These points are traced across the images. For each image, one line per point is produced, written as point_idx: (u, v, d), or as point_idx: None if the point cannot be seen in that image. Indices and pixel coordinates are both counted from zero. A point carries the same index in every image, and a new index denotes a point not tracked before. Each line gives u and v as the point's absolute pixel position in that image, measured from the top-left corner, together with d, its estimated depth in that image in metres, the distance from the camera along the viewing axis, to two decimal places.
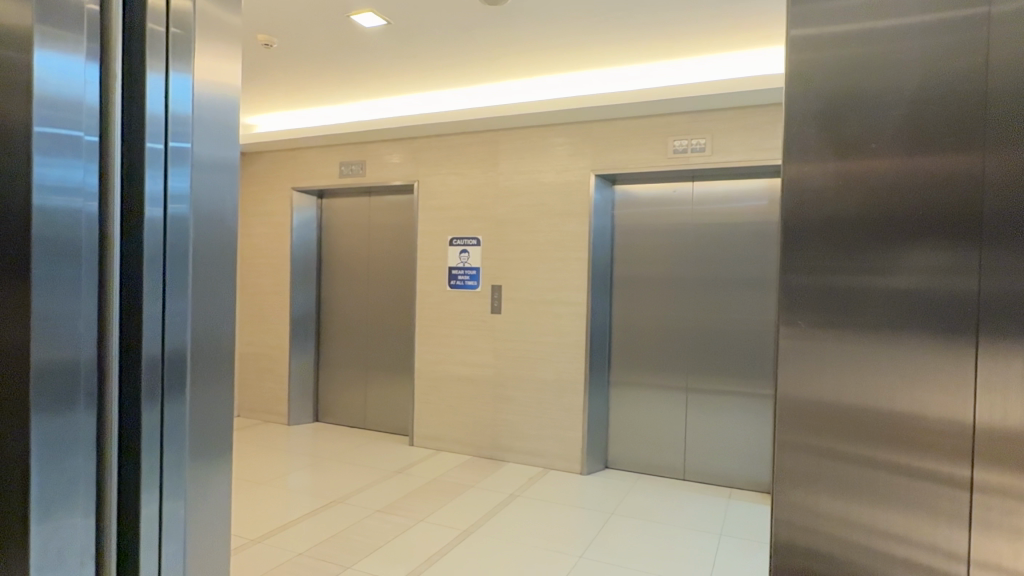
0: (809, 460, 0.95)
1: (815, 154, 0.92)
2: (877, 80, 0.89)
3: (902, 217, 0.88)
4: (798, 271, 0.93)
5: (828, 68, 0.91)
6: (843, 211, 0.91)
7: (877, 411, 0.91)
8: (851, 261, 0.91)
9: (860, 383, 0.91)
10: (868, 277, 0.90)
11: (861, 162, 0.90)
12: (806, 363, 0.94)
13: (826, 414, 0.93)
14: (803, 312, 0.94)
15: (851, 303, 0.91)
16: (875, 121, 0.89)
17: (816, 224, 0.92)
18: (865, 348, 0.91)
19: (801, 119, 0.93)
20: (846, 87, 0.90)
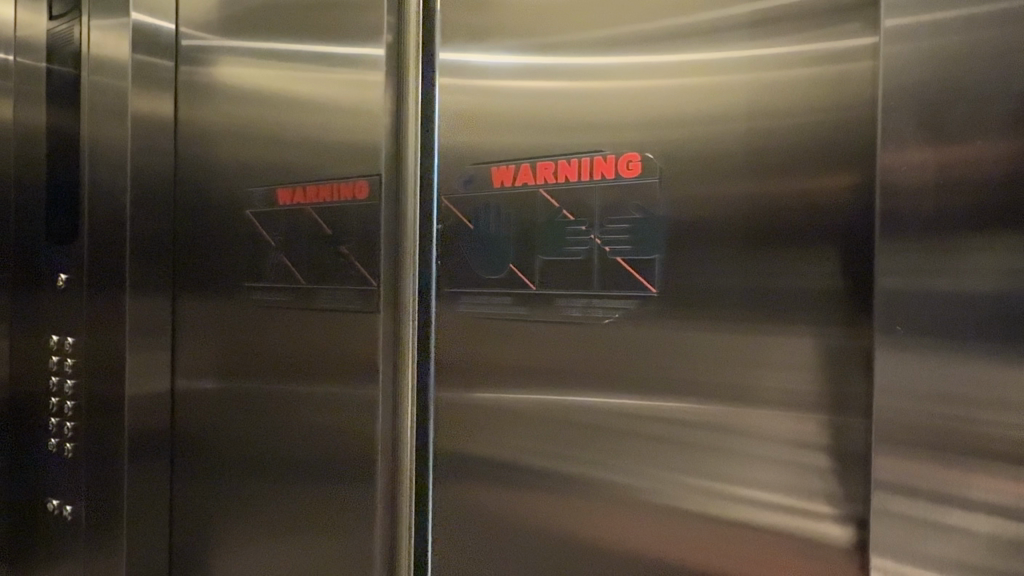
0: (897, 518, 0.70)
1: (909, 127, 0.70)
2: (1008, 37, 0.66)
3: (1003, 195, 0.66)
4: (891, 272, 0.70)
5: (934, 32, 0.69)
6: (941, 195, 0.68)
7: (977, 455, 0.67)
8: (949, 260, 0.68)
9: (959, 419, 0.67)
10: (972, 282, 0.67)
11: (962, 131, 0.68)
12: (890, 390, 0.71)
13: (918, 458, 0.69)
14: (898, 325, 0.70)
15: (942, 311, 0.68)
16: (999, 91, 0.66)
17: (911, 212, 0.70)
18: (969, 377, 0.67)
19: (889, 85, 0.72)
20: (940, 45, 0.69)
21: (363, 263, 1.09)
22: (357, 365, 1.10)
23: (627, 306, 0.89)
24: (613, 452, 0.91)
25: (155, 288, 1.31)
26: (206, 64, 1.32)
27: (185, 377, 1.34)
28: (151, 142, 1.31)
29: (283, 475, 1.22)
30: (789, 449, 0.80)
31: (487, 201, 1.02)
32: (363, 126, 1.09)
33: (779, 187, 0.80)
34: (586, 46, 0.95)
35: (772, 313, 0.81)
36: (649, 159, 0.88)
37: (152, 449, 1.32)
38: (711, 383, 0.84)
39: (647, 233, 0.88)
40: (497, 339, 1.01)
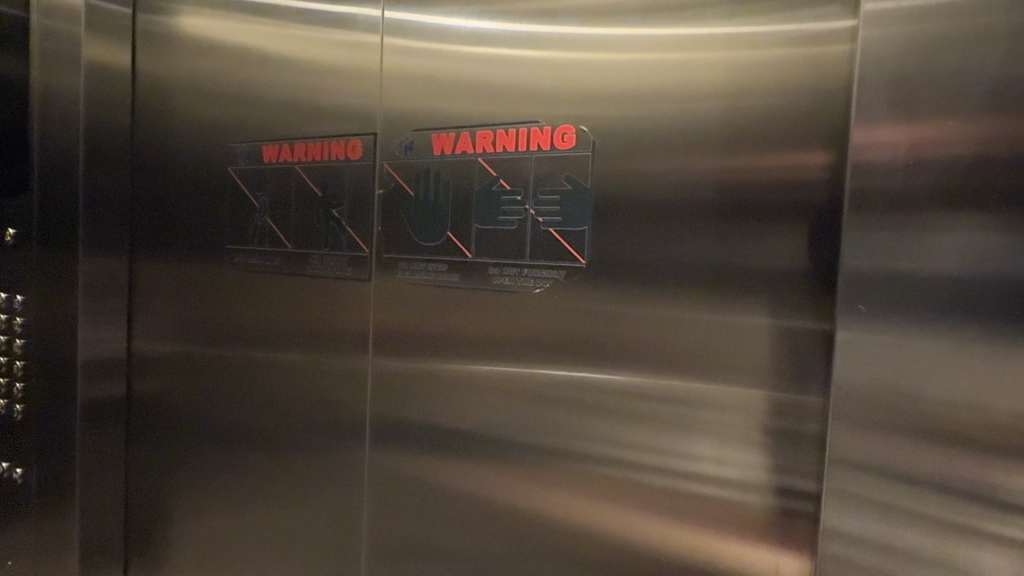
0: (848, 490, 0.73)
1: (882, 109, 0.71)
2: (980, 26, 0.66)
3: (966, 180, 0.67)
4: (858, 252, 0.71)
5: (912, 17, 0.69)
6: (910, 177, 0.69)
7: (925, 431, 0.69)
8: (912, 242, 0.69)
9: (910, 396, 0.70)
10: (932, 264, 0.68)
11: (933, 114, 0.68)
12: (846, 368, 0.72)
13: (870, 434, 0.71)
14: (860, 305, 0.72)
15: (902, 292, 0.70)
16: (969, 77, 0.67)
17: (880, 193, 0.70)
18: (923, 357, 0.69)
19: (865, 68, 0.72)
20: (915, 29, 0.69)
21: (340, 228, 1.06)
22: (343, 332, 1.08)
23: (558, 278, 0.90)
24: (571, 422, 0.91)
25: (110, 245, 1.27)
26: (167, 13, 1.25)
27: (143, 340, 1.30)
28: (104, 91, 1.24)
29: (243, 440, 1.20)
30: (745, 423, 0.82)
31: (424, 167, 0.99)
32: (353, 86, 1.06)
33: (751, 166, 0.80)
34: (564, 14, 0.92)
35: (734, 290, 0.81)
36: (584, 133, 0.89)
37: (109, 411, 1.28)
38: (670, 355, 0.85)
39: (577, 205, 0.88)
40: (431, 306, 1.00)
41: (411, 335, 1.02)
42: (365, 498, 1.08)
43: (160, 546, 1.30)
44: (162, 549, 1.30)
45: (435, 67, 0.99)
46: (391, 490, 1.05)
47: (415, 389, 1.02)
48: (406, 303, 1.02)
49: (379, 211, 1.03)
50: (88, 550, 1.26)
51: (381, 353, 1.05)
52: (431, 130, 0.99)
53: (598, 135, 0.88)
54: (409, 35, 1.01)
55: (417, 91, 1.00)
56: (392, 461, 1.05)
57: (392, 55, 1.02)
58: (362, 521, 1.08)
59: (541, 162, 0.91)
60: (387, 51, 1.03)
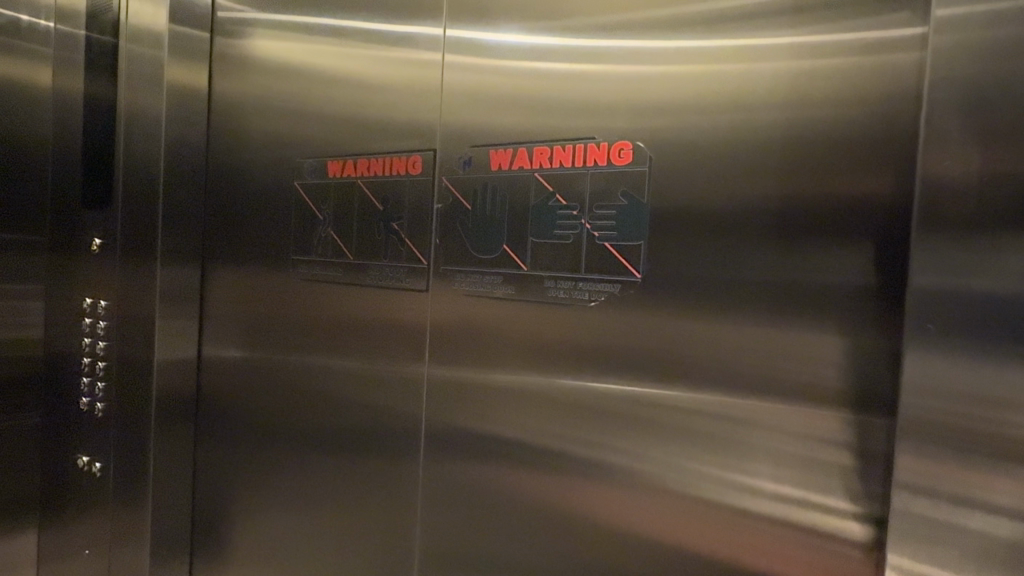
0: (916, 517, 0.70)
1: (955, 121, 0.68)
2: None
3: None
4: (928, 268, 0.69)
5: (987, 24, 0.66)
6: (986, 191, 0.66)
7: (1002, 458, 0.65)
8: (989, 258, 0.66)
9: (992, 422, 0.66)
10: (1010, 282, 0.65)
11: (1010, 126, 0.65)
12: (918, 390, 0.69)
13: (941, 459, 0.68)
14: (931, 324, 0.69)
15: (977, 311, 0.66)
16: None
17: (952, 208, 0.68)
18: (999, 380, 0.65)
19: (935, 78, 0.69)
20: (990, 38, 0.66)
21: (399, 241, 1.10)
22: (400, 341, 1.12)
23: (611, 291, 0.90)
24: (623, 435, 0.91)
25: (185, 254, 1.35)
26: (243, 36, 1.33)
27: (213, 345, 1.38)
28: (185, 112, 1.33)
29: (303, 442, 1.25)
30: (806, 443, 0.79)
31: (481, 182, 1.02)
32: (414, 103, 1.10)
33: (813, 179, 0.78)
34: (621, 28, 0.93)
35: (795, 306, 0.79)
36: (641, 148, 0.89)
37: (182, 410, 1.37)
38: (726, 372, 0.84)
39: (634, 220, 0.88)
40: (484, 317, 1.02)
41: (465, 345, 1.04)
42: (418, 503, 1.11)
43: (224, 541, 1.37)
44: (226, 543, 1.37)
45: (493, 84, 1.02)
46: (443, 496, 1.08)
47: (468, 397, 1.04)
48: (462, 313, 1.04)
49: (438, 225, 1.06)
50: (159, 540, 1.34)
51: (437, 363, 1.08)
52: (489, 145, 1.02)
53: (655, 149, 0.88)
54: (468, 52, 1.05)
55: (476, 107, 1.03)
56: (445, 468, 1.07)
57: (451, 72, 1.06)
58: (415, 525, 1.11)
59: (597, 177, 0.91)
60: (447, 68, 1.07)
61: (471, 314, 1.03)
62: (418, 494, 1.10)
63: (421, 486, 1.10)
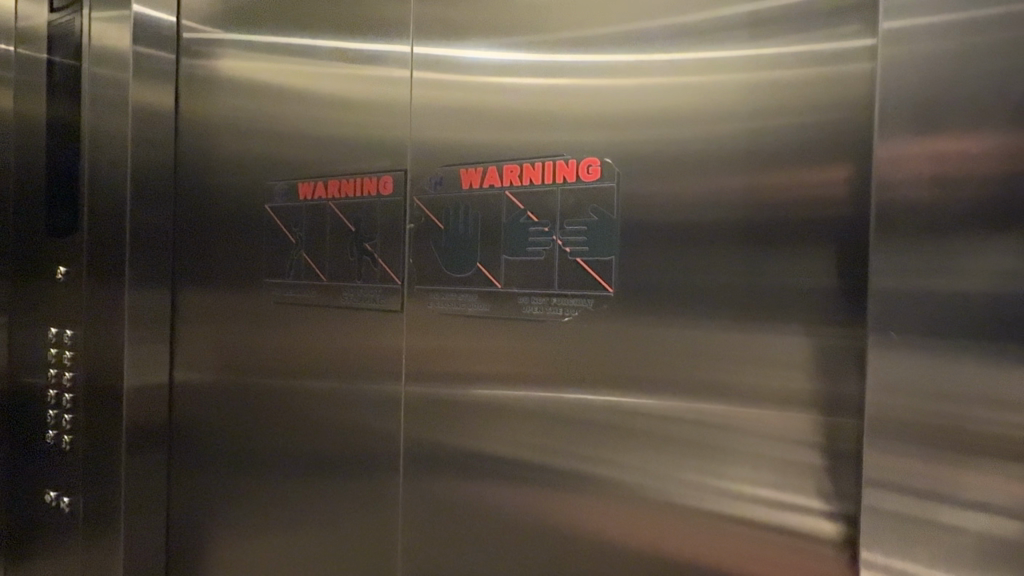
0: (888, 516, 0.71)
1: (907, 131, 0.71)
2: (1008, 39, 0.66)
3: (996, 200, 0.66)
4: (886, 273, 0.71)
5: (933, 37, 0.70)
6: (939, 198, 0.69)
7: (967, 455, 0.67)
8: (945, 262, 0.68)
9: (955, 421, 0.68)
10: (966, 285, 0.67)
11: (959, 135, 0.68)
12: (884, 392, 0.71)
13: (910, 459, 0.70)
14: (893, 327, 0.71)
15: (936, 313, 0.69)
16: (994, 97, 0.67)
17: (908, 216, 0.70)
18: (961, 380, 0.68)
19: (886, 90, 0.72)
20: (935, 51, 0.69)
21: (373, 261, 1.10)
22: (377, 360, 1.11)
23: (584, 305, 0.91)
24: (602, 446, 0.92)
25: (155, 279, 1.33)
26: (209, 57, 1.32)
27: (185, 370, 1.35)
28: (152, 135, 1.31)
29: (281, 467, 1.23)
30: (781, 450, 0.81)
31: (453, 201, 1.02)
32: (385, 121, 1.10)
33: (775, 190, 0.81)
34: (586, 45, 0.94)
35: (764, 314, 0.81)
36: (609, 164, 0.90)
37: (154, 439, 1.33)
38: (700, 380, 0.85)
39: (605, 235, 0.90)
40: (460, 333, 1.02)
41: (443, 363, 1.04)
42: (398, 524, 1.09)
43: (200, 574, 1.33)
44: None
45: (463, 101, 1.03)
46: (425, 515, 1.06)
47: (447, 415, 1.04)
48: (438, 331, 1.04)
49: (412, 245, 1.06)
50: None
51: (414, 381, 1.07)
52: (459, 164, 1.02)
53: (623, 163, 0.89)
54: (437, 70, 1.05)
55: (446, 125, 1.04)
56: (425, 487, 1.06)
57: (420, 90, 1.07)
58: (396, 547, 1.10)
59: (567, 193, 0.93)
60: (416, 86, 1.07)
61: (447, 332, 1.03)
62: (399, 515, 1.09)
63: (401, 507, 1.09)
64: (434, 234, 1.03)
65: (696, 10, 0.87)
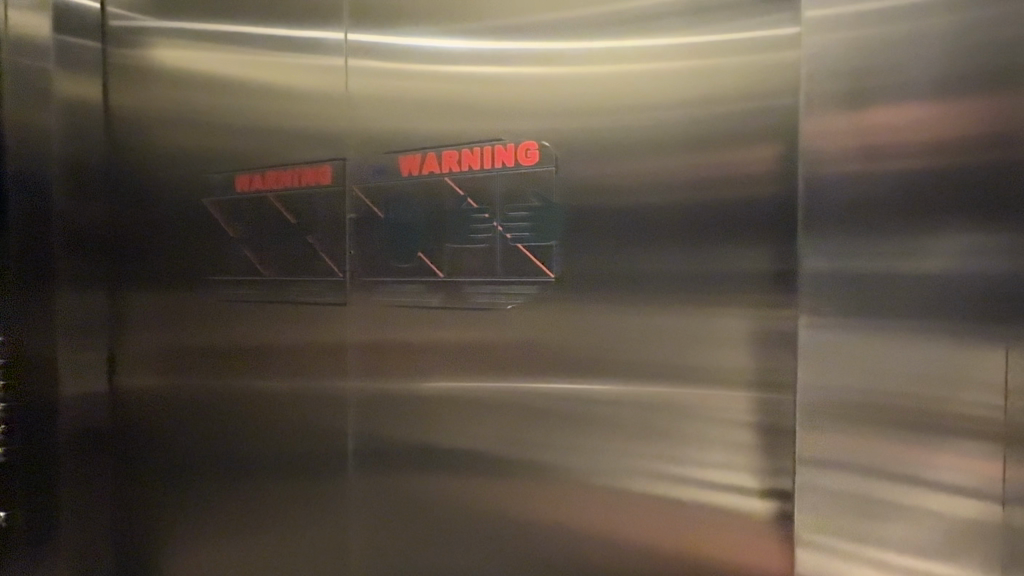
0: (823, 490, 0.74)
1: (833, 117, 0.73)
2: (926, 26, 0.69)
3: (914, 183, 0.69)
4: (815, 255, 0.73)
5: (851, 25, 0.72)
6: (863, 182, 0.71)
7: (893, 427, 0.70)
8: (869, 243, 0.71)
9: (881, 394, 0.71)
10: (888, 264, 0.70)
11: (879, 120, 0.71)
12: (815, 369, 0.74)
13: (841, 433, 0.73)
14: (821, 307, 0.73)
15: (861, 291, 0.71)
16: (906, 83, 0.70)
17: (835, 198, 0.72)
18: (885, 355, 0.71)
19: (812, 76, 0.74)
20: (855, 38, 0.71)
21: (316, 255, 1.07)
22: (326, 356, 1.08)
23: (528, 292, 0.91)
24: (553, 434, 0.92)
25: (88, 279, 1.26)
26: (137, 46, 1.25)
27: (127, 374, 1.29)
28: (77, 127, 1.24)
29: (230, 471, 1.19)
30: (724, 430, 0.82)
31: (394, 189, 1.00)
32: (322, 111, 1.07)
33: (711, 174, 0.82)
34: (523, 32, 0.93)
35: (704, 296, 0.82)
36: (547, 147, 0.90)
37: (95, 446, 1.28)
38: (645, 364, 0.86)
39: (545, 220, 0.89)
40: (408, 325, 1.00)
41: (391, 357, 1.02)
42: (352, 522, 1.07)
43: None
44: None
45: (401, 89, 1.00)
46: (378, 512, 1.05)
47: (398, 410, 1.02)
48: (385, 324, 1.02)
49: (354, 236, 1.03)
50: None
51: (363, 376, 1.05)
52: (399, 153, 1.00)
53: (560, 150, 0.89)
54: (374, 57, 1.02)
55: (385, 113, 1.01)
56: (378, 483, 1.05)
57: (357, 78, 1.04)
58: (351, 545, 1.08)
59: (508, 179, 0.92)
60: (352, 74, 1.04)
61: (394, 324, 1.01)
62: (353, 512, 1.07)
63: (354, 504, 1.07)
64: (375, 223, 1.01)
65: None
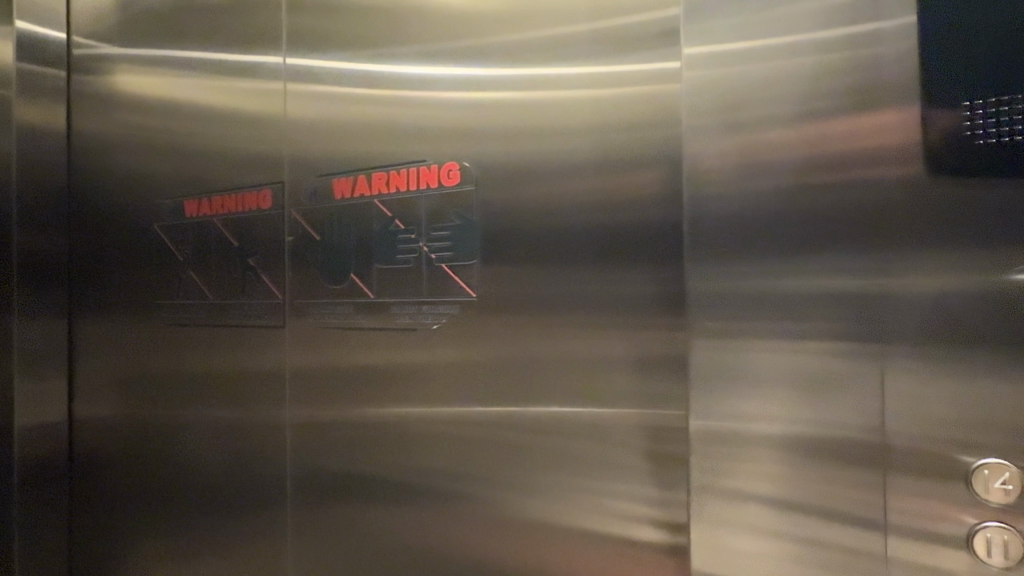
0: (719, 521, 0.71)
1: (715, 139, 0.71)
2: (823, 60, 0.67)
3: (796, 203, 0.68)
4: (701, 280, 0.72)
5: (727, 52, 0.72)
6: (746, 204, 0.69)
7: (784, 454, 0.68)
8: (753, 267, 0.69)
9: (769, 422, 0.68)
10: (773, 288, 0.68)
11: (758, 141, 0.69)
12: (706, 396, 0.71)
13: (732, 462, 0.70)
14: (710, 332, 0.71)
15: (747, 315, 0.69)
16: (784, 105, 0.69)
17: (719, 221, 0.71)
18: (771, 382, 0.68)
19: (691, 100, 0.73)
20: (729, 64, 0.71)
21: (254, 279, 1.07)
22: (264, 382, 1.07)
23: (450, 312, 0.90)
24: (480, 460, 0.89)
25: (49, 307, 1.25)
26: (95, 73, 1.27)
27: (84, 404, 1.27)
28: (37, 155, 1.24)
29: (178, 502, 1.16)
30: (652, 454, 0.79)
31: (326, 211, 1.00)
32: (262, 132, 1.07)
33: (633, 197, 0.80)
34: (452, 55, 0.92)
35: (632, 314, 0.80)
36: (468, 168, 0.89)
37: (46, 473, 1.25)
38: (569, 386, 0.84)
39: (466, 239, 0.88)
40: (340, 346, 0.99)
41: (324, 380, 1.01)
42: (288, 552, 1.05)
43: None
44: None
45: (336, 111, 1.00)
46: (311, 542, 1.03)
47: (332, 438, 1.00)
48: (319, 348, 1.01)
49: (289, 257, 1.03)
50: None
51: (298, 401, 1.03)
52: (332, 176, 1.00)
53: (482, 170, 0.88)
54: (311, 82, 1.03)
55: (324, 139, 1.01)
56: (311, 513, 1.02)
57: (294, 100, 1.04)
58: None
59: (433, 199, 0.91)
60: (289, 97, 1.05)
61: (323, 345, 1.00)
62: (289, 542, 1.05)
63: (292, 533, 1.05)
64: (308, 243, 1.01)
65: (558, 24, 0.86)
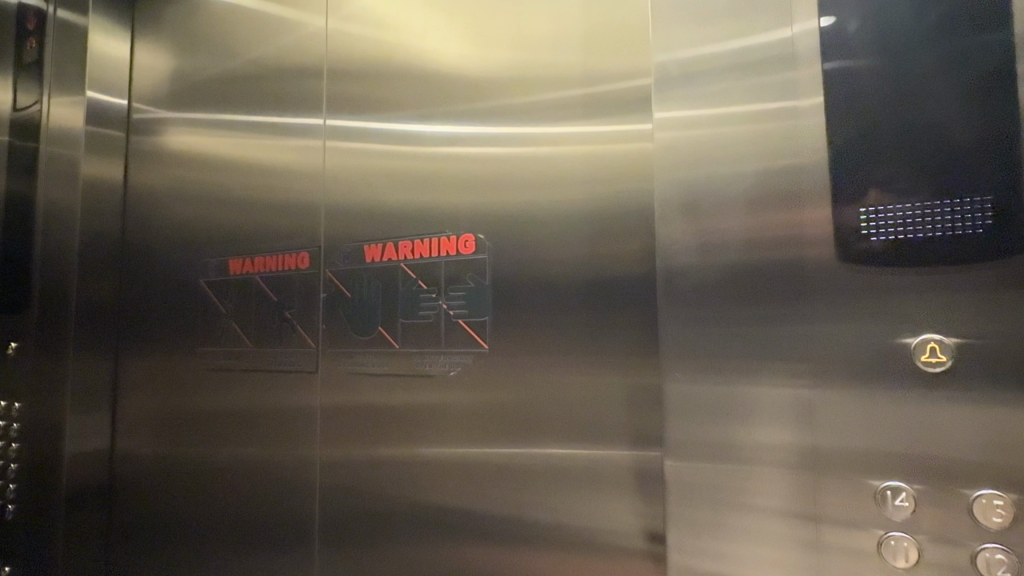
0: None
1: (677, 206, 0.72)
2: (766, 133, 0.67)
3: (762, 267, 0.66)
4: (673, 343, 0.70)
5: (689, 123, 0.72)
6: (715, 268, 0.69)
7: (769, 519, 0.64)
8: (722, 330, 0.68)
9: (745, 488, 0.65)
10: (741, 352, 0.67)
11: (714, 210, 0.70)
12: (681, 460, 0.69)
13: (712, 526, 0.67)
14: (685, 394, 0.69)
15: (717, 381, 0.68)
16: (737, 175, 0.69)
17: (691, 285, 0.70)
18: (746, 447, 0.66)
19: (661, 164, 0.73)
20: (687, 135, 0.72)
21: (290, 330, 1.17)
22: (295, 423, 1.16)
23: (464, 362, 0.99)
24: (490, 497, 0.96)
25: (99, 347, 1.37)
26: (154, 134, 1.42)
27: (124, 439, 1.39)
28: (97, 208, 1.38)
29: (210, 533, 1.25)
30: (648, 490, 0.86)
31: (358, 271, 1.10)
32: (304, 186, 1.20)
33: (632, 253, 0.89)
34: (472, 116, 1.03)
35: (629, 362, 0.88)
36: (483, 239, 0.99)
37: (89, 507, 1.33)
38: (574, 430, 0.91)
39: (480, 299, 0.98)
40: (367, 392, 1.08)
41: (351, 422, 1.10)
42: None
43: None
44: None
45: (369, 167, 1.12)
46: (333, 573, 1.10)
47: (356, 476, 1.08)
48: (346, 393, 1.10)
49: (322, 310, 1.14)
50: None
51: (326, 440, 1.12)
52: (363, 238, 1.11)
53: (496, 232, 0.98)
54: (349, 138, 1.15)
55: (355, 196, 1.13)
56: (335, 545, 1.10)
57: (334, 157, 1.16)
58: None
59: (450, 266, 1.01)
60: (329, 153, 1.17)
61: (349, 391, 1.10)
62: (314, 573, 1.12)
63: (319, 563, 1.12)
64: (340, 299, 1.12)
65: (560, 89, 0.96)
